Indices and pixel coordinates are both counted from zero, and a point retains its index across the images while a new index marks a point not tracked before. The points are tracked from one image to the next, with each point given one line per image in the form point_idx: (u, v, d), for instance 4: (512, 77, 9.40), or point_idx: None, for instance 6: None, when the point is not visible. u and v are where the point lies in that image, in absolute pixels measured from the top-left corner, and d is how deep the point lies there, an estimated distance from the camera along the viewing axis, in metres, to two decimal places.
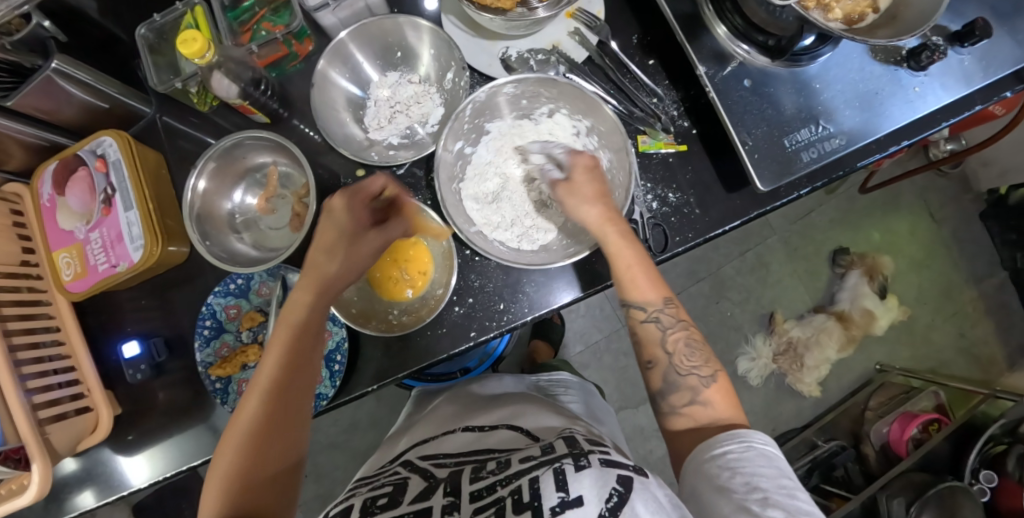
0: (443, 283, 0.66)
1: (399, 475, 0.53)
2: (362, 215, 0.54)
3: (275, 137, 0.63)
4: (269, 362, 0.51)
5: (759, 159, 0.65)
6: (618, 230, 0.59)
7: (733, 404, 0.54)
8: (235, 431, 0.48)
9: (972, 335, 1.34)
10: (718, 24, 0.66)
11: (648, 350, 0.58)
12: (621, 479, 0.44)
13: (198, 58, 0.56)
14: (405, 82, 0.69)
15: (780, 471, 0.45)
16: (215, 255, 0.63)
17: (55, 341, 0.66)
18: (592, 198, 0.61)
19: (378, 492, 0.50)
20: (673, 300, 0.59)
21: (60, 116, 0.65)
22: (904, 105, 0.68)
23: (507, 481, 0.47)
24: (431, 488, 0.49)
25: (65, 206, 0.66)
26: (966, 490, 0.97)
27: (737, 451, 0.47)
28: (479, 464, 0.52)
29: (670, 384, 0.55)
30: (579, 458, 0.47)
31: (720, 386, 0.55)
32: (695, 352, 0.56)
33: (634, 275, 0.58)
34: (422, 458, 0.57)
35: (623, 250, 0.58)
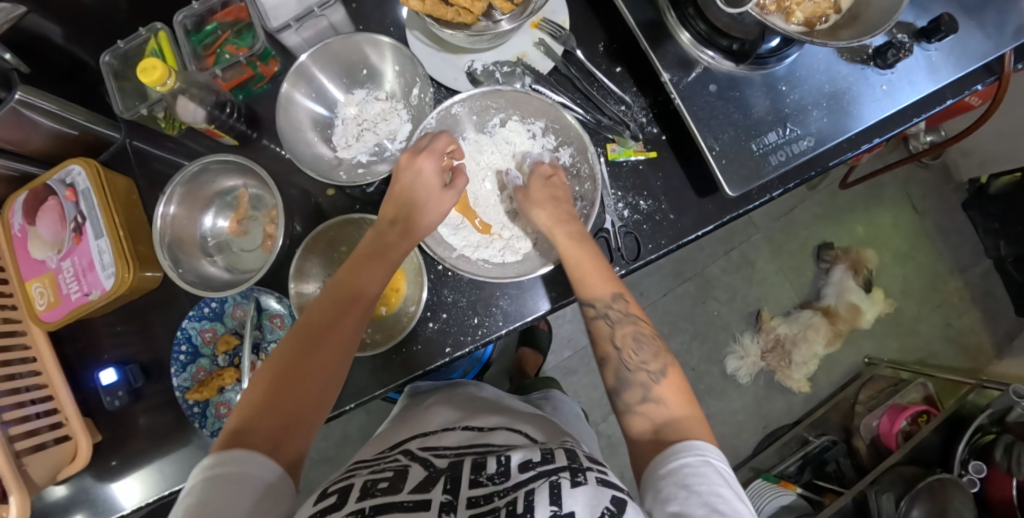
0: (416, 300, 0.66)
1: (399, 462, 0.53)
2: (433, 180, 0.60)
3: (244, 161, 0.63)
4: (307, 327, 0.52)
5: (727, 165, 0.65)
6: (566, 231, 0.60)
7: (687, 400, 0.52)
8: (259, 388, 0.48)
9: (959, 325, 1.35)
10: (682, 31, 0.66)
11: (600, 347, 0.57)
12: (615, 499, 0.44)
13: (160, 86, 0.55)
14: (371, 99, 0.69)
15: (738, 494, 0.42)
16: (187, 282, 0.63)
17: (32, 372, 0.66)
18: (543, 203, 0.63)
19: (379, 475, 0.49)
20: (623, 295, 0.58)
21: (28, 146, 0.65)
22: (872, 103, 0.69)
23: (505, 491, 0.46)
24: (432, 479, 0.49)
25: (37, 236, 0.66)
26: (956, 481, 0.97)
27: (694, 465, 0.44)
28: (481, 460, 0.52)
29: (622, 381, 0.54)
30: (576, 474, 0.48)
31: (672, 383, 0.53)
32: (643, 347, 0.55)
33: (584, 269, 0.58)
34: (425, 449, 0.57)
35: (576, 248, 0.59)
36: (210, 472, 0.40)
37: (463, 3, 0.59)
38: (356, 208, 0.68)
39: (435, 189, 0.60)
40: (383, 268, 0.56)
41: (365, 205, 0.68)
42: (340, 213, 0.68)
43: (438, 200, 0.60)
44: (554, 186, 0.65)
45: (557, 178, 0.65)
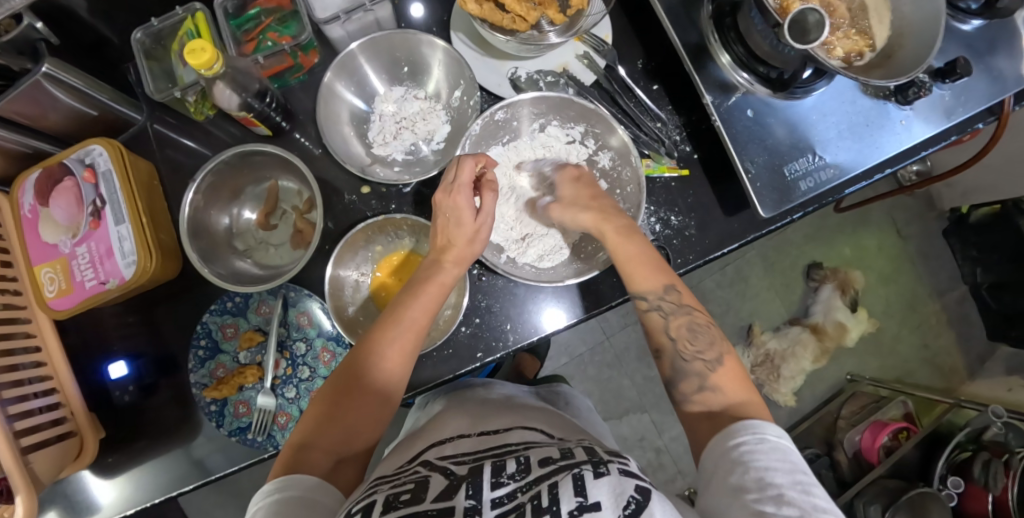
0: (454, 304, 0.66)
1: (420, 473, 0.49)
2: (466, 197, 0.57)
3: (281, 151, 0.61)
4: (363, 351, 0.53)
5: (761, 188, 0.68)
6: (615, 226, 0.61)
7: (743, 384, 0.53)
8: (320, 405, 0.51)
9: (935, 346, 1.42)
10: (722, 53, 0.68)
11: (655, 338, 0.58)
12: (639, 488, 0.42)
13: (206, 70, 0.52)
14: (411, 98, 0.68)
15: (795, 466, 0.43)
16: (220, 276, 0.61)
17: (35, 363, 0.62)
18: (589, 202, 0.63)
19: (402, 487, 0.45)
20: (675, 286, 0.58)
21: (45, 122, 0.62)
22: (893, 137, 0.73)
23: (527, 486, 0.44)
24: (454, 487, 0.45)
25: (49, 218, 0.62)
26: (936, 495, 1.01)
27: (752, 442, 0.45)
28: (501, 462, 0.48)
29: (678, 371, 0.55)
30: (598, 466, 0.46)
31: (728, 369, 0.54)
32: (699, 336, 0.56)
33: (636, 267, 0.59)
34: (442, 458, 0.52)
35: (624, 244, 0.60)
36: (268, 498, 0.42)
37: (519, 11, 0.60)
38: (391, 208, 0.66)
39: (472, 218, 0.58)
40: (440, 289, 0.56)
41: (401, 205, 0.66)
42: (374, 212, 0.66)
43: (473, 231, 0.58)
44: (587, 184, 0.65)
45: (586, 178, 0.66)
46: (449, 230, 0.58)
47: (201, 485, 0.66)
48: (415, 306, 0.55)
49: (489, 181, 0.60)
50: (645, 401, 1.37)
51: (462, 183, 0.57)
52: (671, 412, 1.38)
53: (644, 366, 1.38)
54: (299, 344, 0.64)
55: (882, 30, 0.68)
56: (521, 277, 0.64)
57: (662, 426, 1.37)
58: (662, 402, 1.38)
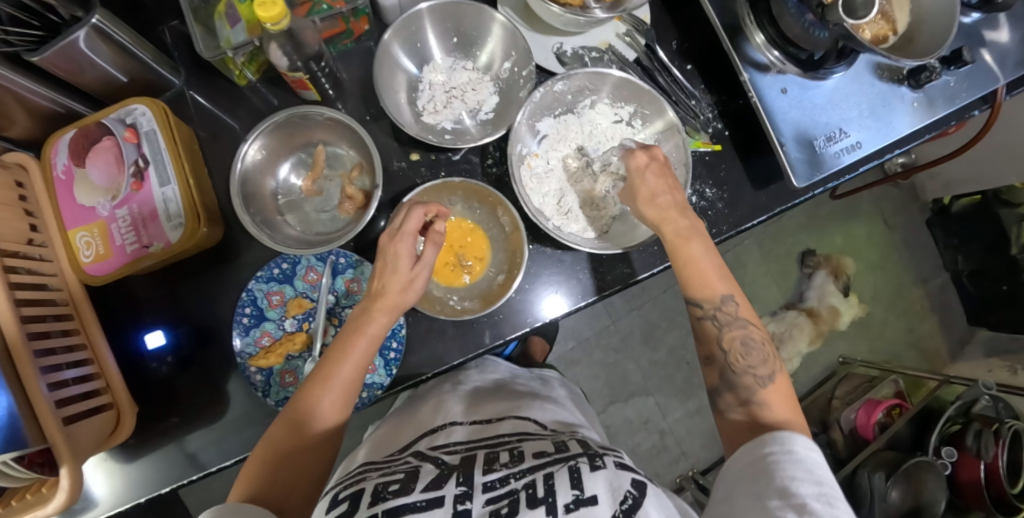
0: (507, 269, 0.66)
1: (410, 463, 0.54)
2: (405, 248, 0.57)
3: (348, 119, 0.59)
4: (290, 406, 0.54)
5: (794, 158, 0.72)
6: (675, 229, 0.60)
7: (792, 405, 0.54)
8: (257, 461, 0.52)
9: (920, 330, 1.50)
10: (756, 34, 0.72)
11: (705, 346, 0.59)
12: (635, 483, 0.46)
13: (271, 24, 0.51)
14: (459, 68, 0.68)
15: (822, 478, 0.44)
16: (278, 242, 0.59)
17: (66, 332, 0.59)
18: (651, 200, 0.61)
19: (390, 478, 0.50)
20: (733, 297, 0.58)
21: (83, 80, 0.59)
22: (905, 117, 0.78)
23: (520, 473, 0.48)
24: (445, 476, 0.49)
25: (85, 179, 0.60)
26: (930, 463, 1.08)
27: (779, 453, 0.47)
28: (494, 454, 0.53)
29: (727, 382, 0.57)
30: (594, 459, 0.49)
31: (779, 387, 0.55)
32: (753, 352, 0.56)
33: (693, 271, 0.59)
34: (434, 448, 0.57)
35: (685, 246, 0.60)
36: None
37: None
38: (441, 175, 0.66)
39: (409, 267, 0.57)
40: (372, 340, 0.56)
41: (451, 173, 0.66)
42: (422, 179, 0.66)
43: (408, 279, 0.57)
44: (659, 172, 0.62)
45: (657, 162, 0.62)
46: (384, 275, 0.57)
47: (242, 457, 0.65)
48: (346, 362, 0.55)
49: (436, 231, 0.59)
50: (649, 384, 1.40)
51: (408, 231, 0.58)
52: (674, 395, 1.42)
53: (648, 350, 1.41)
54: (349, 312, 0.63)
55: (904, 16, 0.73)
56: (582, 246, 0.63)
57: (666, 409, 1.40)
58: (666, 385, 1.41)
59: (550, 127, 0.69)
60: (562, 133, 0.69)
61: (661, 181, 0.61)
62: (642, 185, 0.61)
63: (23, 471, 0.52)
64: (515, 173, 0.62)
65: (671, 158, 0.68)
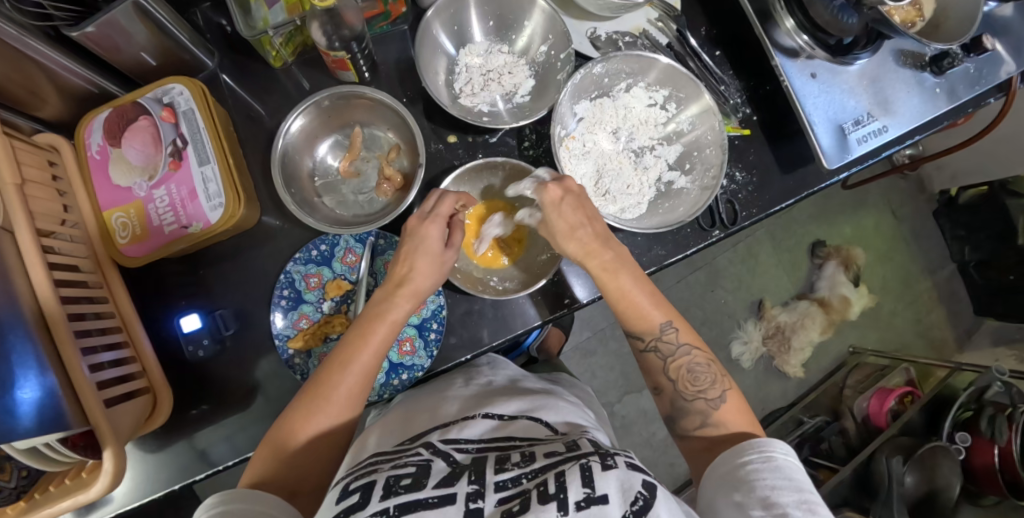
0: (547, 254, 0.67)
1: (420, 456, 0.48)
2: (436, 231, 0.56)
3: (393, 101, 0.59)
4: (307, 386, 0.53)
5: (824, 141, 0.73)
6: (601, 262, 0.58)
7: (746, 419, 0.56)
8: (271, 440, 0.51)
9: (928, 320, 1.52)
10: (786, 18, 0.72)
11: (653, 378, 0.61)
12: (646, 484, 0.43)
13: (320, 0, 0.51)
14: (496, 51, 0.67)
15: (800, 485, 0.46)
16: (321, 223, 0.59)
17: (101, 314, 0.58)
18: (570, 234, 0.58)
19: (401, 470, 0.45)
20: (673, 324, 0.59)
21: (119, 59, 0.58)
22: (928, 103, 0.79)
23: (534, 474, 0.44)
24: (455, 474, 0.45)
25: (121, 159, 0.59)
26: (947, 451, 1.10)
27: (758, 461, 0.48)
28: (506, 453, 0.48)
29: (680, 410, 0.58)
30: (604, 458, 0.46)
31: (732, 404, 0.57)
32: (701, 377, 0.58)
33: (636, 304, 0.59)
34: (445, 441, 0.51)
35: (613, 280, 0.59)
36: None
37: None
38: (478, 157, 0.66)
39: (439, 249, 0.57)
40: (393, 327, 0.54)
41: (488, 155, 0.66)
42: (460, 161, 0.66)
43: (439, 262, 0.57)
44: (572, 205, 0.58)
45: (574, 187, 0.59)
46: (413, 258, 0.55)
47: None
48: (365, 349, 0.53)
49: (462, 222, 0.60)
50: None
51: (439, 214, 0.57)
52: None
53: None
54: None
55: (930, 2, 0.74)
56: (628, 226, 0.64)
57: None
58: None
59: (587, 110, 0.69)
60: (597, 117, 0.69)
61: (578, 213, 0.58)
62: (559, 220, 0.58)
63: (68, 453, 0.51)
64: (557, 153, 0.62)
65: (707, 140, 0.68)
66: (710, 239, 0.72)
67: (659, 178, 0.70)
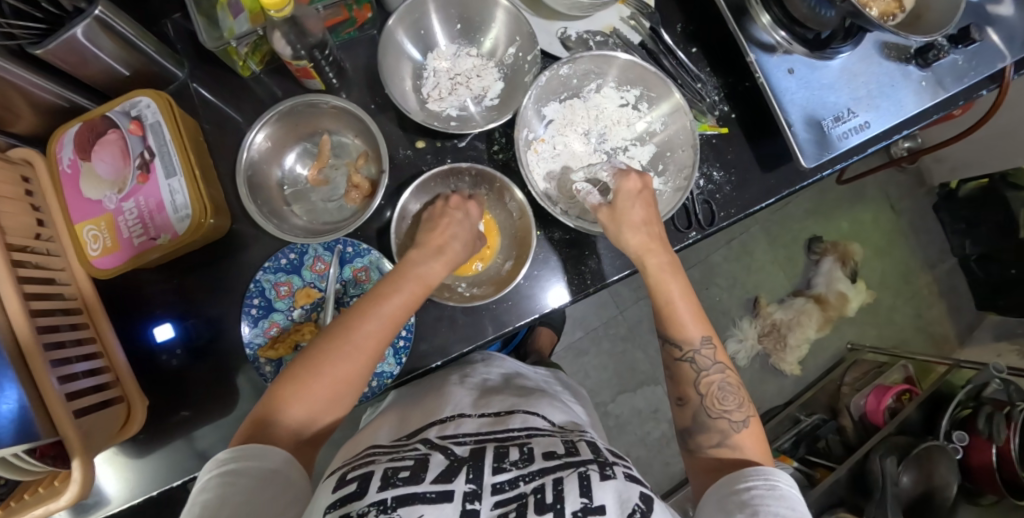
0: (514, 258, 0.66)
1: (418, 451, 0.50)
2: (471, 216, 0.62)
3: (355, 109, 0.59)
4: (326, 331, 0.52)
5: (802, 139, 0.72)
6: (658, 261, 0.61)
7: (765, 449, 0.56)
8: (286, 378, 0.50)
9: (928, 315, 1.49)
10: (762, 14, 0.71)
11: (680, 387, 0.60)
12: (644, 496, 0.45)
13: (275, 12, 0.51)
14: (464, 54, 0.67)
15: (804, 516, 0.45)
16: (286, 232, 0.60)
17: (75, 325, 0.59)
18: (637, 225, 0.61)
19: (398, 465, 0.47)
20: (711, 339, 0.60)
21: (87, 73, 0.59)
22: (914, 97, 0.77)
23: (531, 476, 0.45)
24: (455, 468, 0.46)
25: (91, 173, 0.60)
26: (942, 448, 1.08)
27: (762, 488, 0.47)
28: (505, 449, 0.50)
29: (700, 424, 0.57)
30: (604, 467, 0.48)
31: (753, 432, 0.56)
32: (728, 397, 0.57)
33: (675, 311, 0.60)
34: (443, 437, 0.54)
35: (669, 280, 0.60)
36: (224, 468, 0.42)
37: None
38: (446, 162, 0.66)
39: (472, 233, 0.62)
40: (421, 285, 0.56)
41: (456, 160, 0.66)
42: (428, 167, 0.66)
43: (470, 242, 0.62)
44: (645, 202, 0.61)
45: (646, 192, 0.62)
46: (449, 230, 0.59)
47: None
48: (392, 301, 0.53)
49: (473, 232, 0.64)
50: (658, 374, 1.40)
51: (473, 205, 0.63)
52: None
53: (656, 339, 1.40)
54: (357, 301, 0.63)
55: None
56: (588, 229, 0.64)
57: None
58: None
59: (557, 113, 0.69)
60: (568, 118, 0.69)
61: (647, 210, 0.61)
62: (628, 211, 0.61)
63: (34, 464, 0.51)
64: (521, 156, 0.62)
65: (679, 140, 0.67)
66: (685, 240, 0.72)
67: None
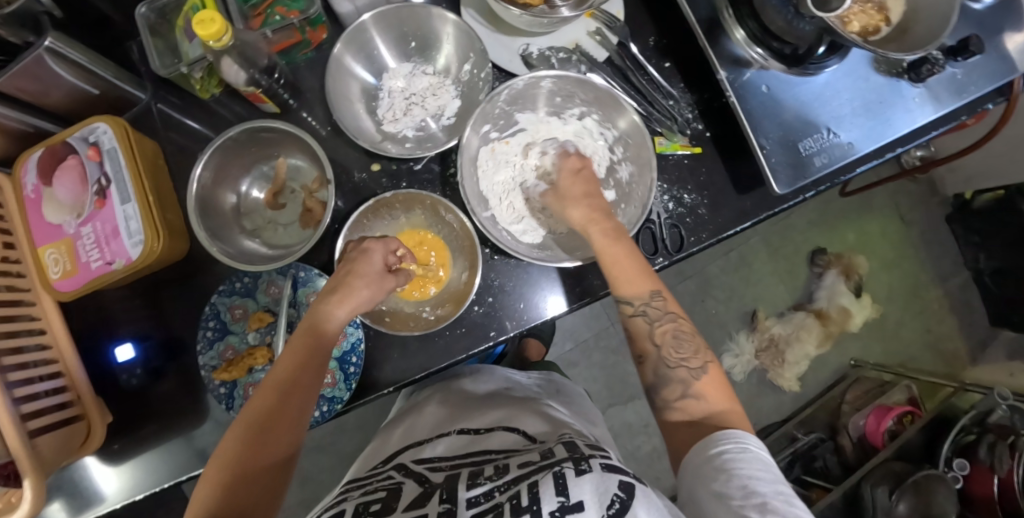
0: (467, 267, 0.65)
1: (393, 480, 0.54)
2: (381, 257, 0.59)
3: (299, 132, 0.59)
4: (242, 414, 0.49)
5: (775, 163, 0.68)
6: (602, 230, 0.60)
7: (726, 393, 0.55)
8: (215, 480, 0.45)
9: (938, 331, 1.43)
10: (737, 29, 0.68)
11: (638, 345, 0.59)
12: (623, 485, 0.46)
13: (214, 42, 0.51)
14: (420, 73, 0.67)
15: (775, 476, 0.46)
16: (234, 256, 0.60)
17: (40, 346, 0.61)
18: (578, 199, 0.63)
19: (371, 497, 0.50)
20: (661, 292, 0.59)
21: (47, 99, 0.60)
22: (905, 115, 0.73)
23: (506, 487, 0.48)
24: (427, 495, 0.50)
25: (52, 197, 0.61)
26: (941, 477, 1.03)
27: (735, 451, 0.47)
28: (478, 470, 0.54)
29: (661, 378, 0.56)
30: (580, 463, 0.49)
31: (713, 377, 0.55)
32: (684, 344, 0.56)
33: (621, 269, 0.59)
34: (417, 462, 0.58)
35: (612, 246, 0.60)
36: None
37: None
38: (402, 186, 0.66)
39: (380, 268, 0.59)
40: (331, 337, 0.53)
41: (412, 183, 0.65)
42: (383, 191, 0.66)
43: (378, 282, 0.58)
44: (585, 179, 0.65)
45: (587, 171, 0.66)
46: (356, 268, 0.57)
47: (191, 475, 0.66)
48: (307, 360, 0.52)
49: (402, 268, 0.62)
50: None
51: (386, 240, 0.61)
52: None
53: None
54: None
55: (898, 5, 0.68)
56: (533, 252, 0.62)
57: None
58: None
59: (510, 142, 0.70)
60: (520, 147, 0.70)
61: (588, 186, 0.64)
62: (570, 189, 0.64)
63: None
64: (463, 179, 0.62)
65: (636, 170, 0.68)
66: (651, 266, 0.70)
67: None
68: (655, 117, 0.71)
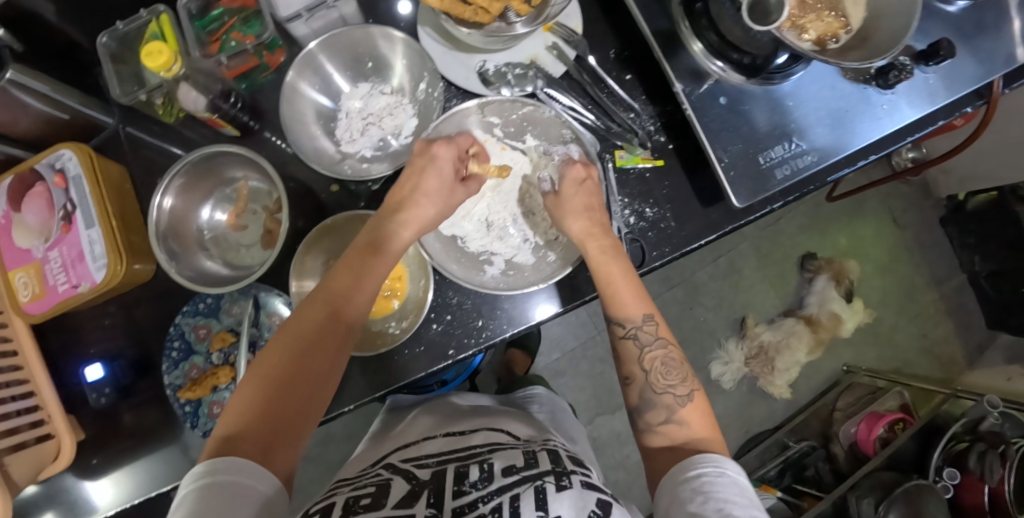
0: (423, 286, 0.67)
1: (381, 477, 0.51)
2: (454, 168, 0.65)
3: (255, 157, 0.61)
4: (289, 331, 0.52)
5: (735, 176, 0.68)
6: (600, 245, 0.62)
7: (710, 424, 0.55)
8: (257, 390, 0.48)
9: (934, 336, 1.40)
10: (694, 41, 0.68)
11: (627, 366, 0.59)
12: (599, 502, 0.48)
13: (164, 71, 0.56)
14: (376, 93, 0.69)
15: (751, 501, 0.45)
16: (196, 279, 0.62)
17: (12, 366, 0.63)
18: (581, 213, 0.64)
19: (361, 492, 0.48)
20: (653, 316, 0.60)
21: (15, 127, 0.62)
22: (874, 123, 0.71)
23: (490, 496, 0.47)
24: (416, 493, 0.47)
25: (21, 223, 0.63)
26: (931, 488, 1.01)
27: (712, 474, 0.47)
28: (465, 469, 0.51)
29: (646, 401, 0.57)
30: (560, 478, 0.50)
31: (697, 406, 0.56)
32: (672, 371, 0.57)
33: (616, 289, 0.60)
34: (406, 460, 0.56)
35: (607, 263, 0.61)
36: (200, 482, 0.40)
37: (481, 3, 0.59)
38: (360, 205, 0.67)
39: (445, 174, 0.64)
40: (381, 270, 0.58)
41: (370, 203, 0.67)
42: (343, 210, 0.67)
43: (447, 192, 0.65)
44: (589, 191, 0.64)
45: (592, 182, 0.65)
46: (420, 176, 0.63)
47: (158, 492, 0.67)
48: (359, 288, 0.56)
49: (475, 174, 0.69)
50: None
51: (450, 146, 0.64)
52: None
53: None
54: None
55: (858, 11, 0.67)
56: (452, 275, 0.63)
57: None
58: None
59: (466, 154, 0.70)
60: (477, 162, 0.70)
61: (590, 198, 0.64)
62: (573, 200, 0.64)
63: None
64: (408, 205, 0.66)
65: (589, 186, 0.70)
66: None
67: (543, 239, 0.70)
68: (615, 128, 0.70)
